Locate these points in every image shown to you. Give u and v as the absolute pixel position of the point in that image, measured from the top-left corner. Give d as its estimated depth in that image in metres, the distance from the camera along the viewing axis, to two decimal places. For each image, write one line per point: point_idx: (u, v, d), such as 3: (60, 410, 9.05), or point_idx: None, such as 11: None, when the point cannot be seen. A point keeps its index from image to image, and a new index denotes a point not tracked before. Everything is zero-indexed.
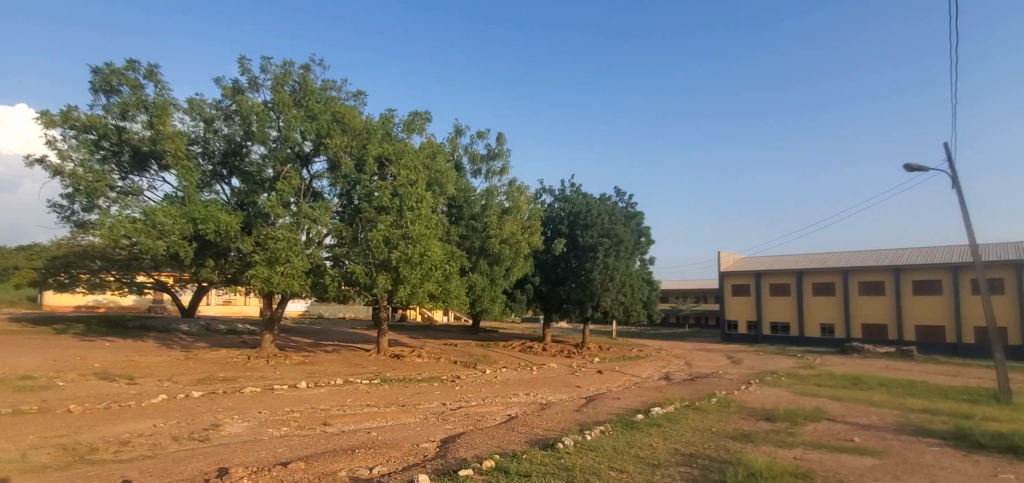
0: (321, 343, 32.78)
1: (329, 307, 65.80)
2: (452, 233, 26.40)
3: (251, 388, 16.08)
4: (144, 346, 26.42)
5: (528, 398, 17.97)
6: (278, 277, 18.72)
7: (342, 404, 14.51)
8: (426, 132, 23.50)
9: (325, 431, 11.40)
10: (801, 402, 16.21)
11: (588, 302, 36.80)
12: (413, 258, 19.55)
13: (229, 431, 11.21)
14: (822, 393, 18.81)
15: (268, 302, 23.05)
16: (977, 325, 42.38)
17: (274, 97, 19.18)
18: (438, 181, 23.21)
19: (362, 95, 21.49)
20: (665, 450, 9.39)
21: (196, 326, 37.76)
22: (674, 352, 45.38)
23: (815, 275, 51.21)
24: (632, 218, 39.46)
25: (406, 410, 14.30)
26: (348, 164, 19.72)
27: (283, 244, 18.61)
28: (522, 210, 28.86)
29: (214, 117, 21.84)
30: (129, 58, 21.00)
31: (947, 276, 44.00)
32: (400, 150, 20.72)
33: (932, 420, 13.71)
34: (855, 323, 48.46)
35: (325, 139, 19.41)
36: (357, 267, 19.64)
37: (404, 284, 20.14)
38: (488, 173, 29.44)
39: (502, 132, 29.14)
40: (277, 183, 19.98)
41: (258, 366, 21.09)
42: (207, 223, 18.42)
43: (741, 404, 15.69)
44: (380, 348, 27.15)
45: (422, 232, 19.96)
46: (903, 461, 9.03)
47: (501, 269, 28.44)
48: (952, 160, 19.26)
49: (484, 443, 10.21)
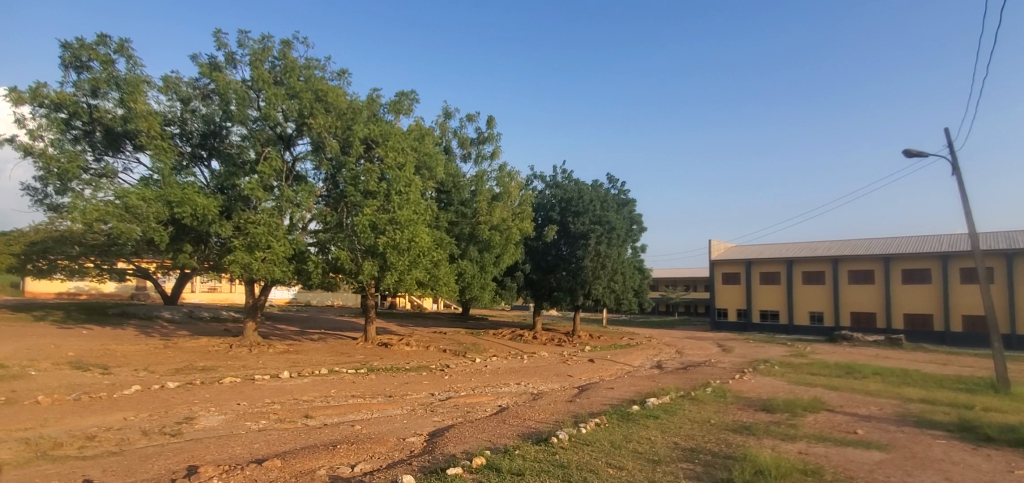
0: (307, 331, 32.03)
1: (317, 295, 64.85)
2: (442, 219, 25.72)
3: (230, 379, 15.36)
4: (123, 335, 25.53)
5: (519, 387, 17.48)
6: (259, 263, 17.94)
7: (325, 395, 13.89)
8: (414, 114, 22.69)
9: (306, 425, 10.80)
10: (798, 392, 15.95)
11: (579, 290, 36.41)
12: (400, 244, 18.82)
13: (204, 425, 10.56)
14: (817, 382, 18.61)
15: (250, 289, 22.27)
16: (965, 313, 42.76)
17: (253, 74, 18.25)
18: (426, 164, 22.47)
19: (346, 74, 20.59)
20: (664, 444, 8.91)
21: (179, 313, 36.81)
22: (665, 340, 45.32)
23: (805, 263, 51.26)
24: (625, 206, 38.99)
25: (392, 401, 13.73)
26: (332, 144, 18.88)
27: (263, 229, 17.82)
28: (512, 196, 28.27)
29: (192, 96, 20.90)
30: (99, 32, 19.91)
31: (936, 265, 44.23)
32: (386, 131, 19.92)
33: (932, 411, 13.55)
34: (843, 311, 48.68)
35: (307, 119, 18.52)
36: (342, 253, 18.94)
37: (391, 271, 19.48)
38: (478, 158, 28.69)
39: (492, 115, 28.32)
40: (257, 165, 19.11)
41: (240, 355, 20.36)
42: (183, 207, 17.56)
43: (738, 394, 15.36)
44: (367, 336, 26.53)
45: (410, 217, 19.25)
46: (913, 456, 8.84)
47: (492, 256, 27.83)
48: (953, 147, 18.97)
49: (474, 437, 9.68)
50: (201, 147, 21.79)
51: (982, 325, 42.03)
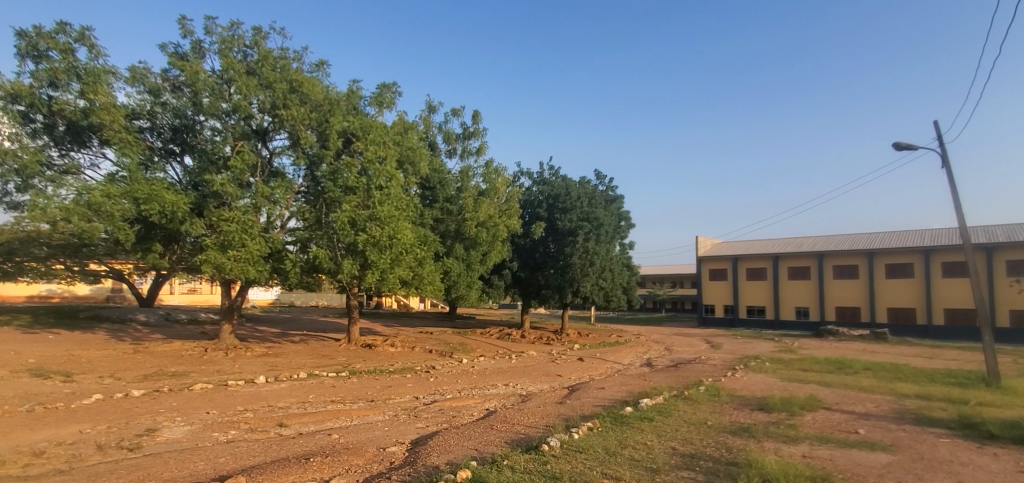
0: (288, 332, 31.10)
1: (301, 295, 63.62)
2: (426, 217, 24.96)
3: (201, 385, 14.51)
4: (91, 339, 24.39)
5: (508, 389, 16.86)
6: (232, 262, 17.02)
7: (302, 402, 13.12)
8: (397, 107, 21.90)
9: (279, 435, 10.08)
10: (793, 390, 15.59)
11: (568, 288, 35.96)
12: (381, 242, 18.05)
13: (166, 438, 9.79)
14: (810, 379, 18.30)
15: (226, 290, 21.34)
16: (948, 307, 43.13)
17: (222, 63, 17.44)
18: (409, 159, 21.74)
19: (324, 66, 19.75)
20: (661, 451, 8.39)
21: (154, 316, 35.55)
22: (653, 338, 45.10)
23: (791, 259, 51.41)
24: (613, 202, 38.59)
25: (374, 406, 13.02)
26: (308, 138, 18.09)
27: (236, 227, 16.91)
28: (499, 192, 27.69)
29: (161, 88, 19.94)
30: (59, 20, 18.90)
31: (918, 259, 44.58)
32: (366, 124, 19.20)
33: (930, 408, 13.24)
34: (829, 306, 48.91)
35: (281, 111, 17.72)
36: (320, 252, 18.15)
37: (373, 270, 18.71)
38: (463, 153, 28.00)
39: (477, 109, 27.63)
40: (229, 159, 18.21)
41: (215, 360, 19.46)
42: (150, 204, 16.56)
43: (732, 393, 14.93)
44: (351, 337, 25.70)
45: (391, 213, 18.49)
46: (920, 458, 8.42)
47: (479, 253, 27.15)
48: (942, 138, 18.81)
49: (459, 445, 9.07)
50: (173, 142, 20.90)
51: (964, 318, 42.45)
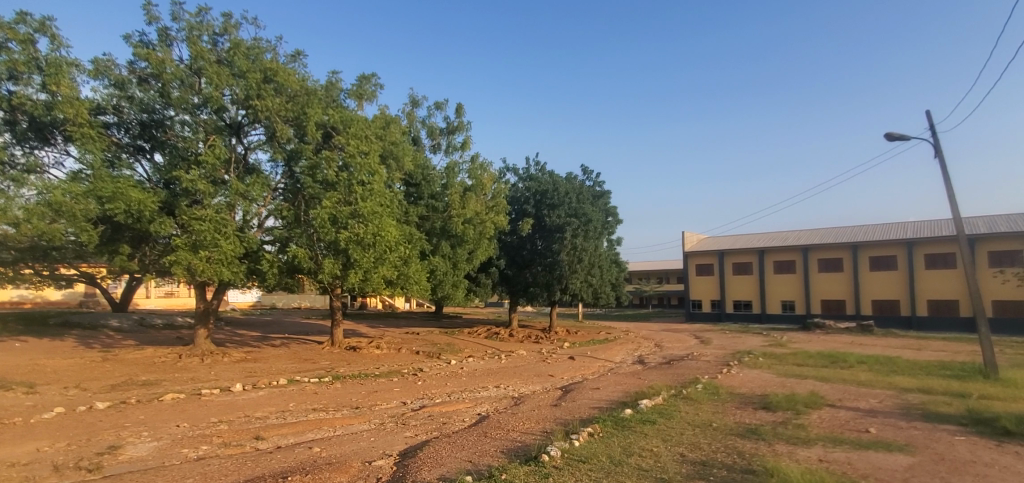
0: (269, 336, 30.05)
1: (283, 297, 62.13)
2: (411, 215, 24.13)
3: (172, 395, 13.58)
4: (58, 347, 23.11)
5: (499, 391, 16.21)
6: (205, 263, 16.03)
7: (281, 411, 12.28)
8: (378, 100, 21.05)
9: (255, 449, 9.29)
10: (793, 386, 15.21)
11: (556, 285, 35.43)
12: (364, 239, 17.25)
13: (129, 456, 8.94)
14: (806, 374, 17.99)
15: (200, 292, 20.30)
16: (931, 298, 43.60)
17: (190, 51, 16.51)
18: (392, 153, 20.93)
19: (301, 56, 18.83)
20: (670, 458, 7.79)
21: (127, 322, 34.09)
22: (642, 334, 44.89)
23: (776, 253, 51.60)
24: (600, 198, 38.17)
25: (358, 414, 12.23)
26: (285, 131, 17.22)
27: (207, 225, 15.92)
28: (486, 188, 27.00)
29: (129, 80, 18.87)
30: (18, 9, 17.75)
31: (901, 251, 45.01)
32: (347, 118, 18.46)
33: (934, 404, 12.91)
34: (814, 299, 49.18)
35: (254, 101, 16.83)
36: (299, 251, 17.27)
37: (355, 270, 17.89)
38: (448, 148, 27.23)
39: (462, 103, 26.86)
40: (200, 154, 17.23)
41: (190, 367, 18.47)
42: (114, 202, 15.48)
43: (731, 391, 14.47)
44: (334, 340, 24.78)
45: (374, 209, 17.66)
46: (941, 459, 8.00)
47: (465, 251, 26.41)
48: (934, 129, 18.64)
49: (452, 457, 8.38)
50: (142, 138, 19.86)
51: (946, 309, 42.94)
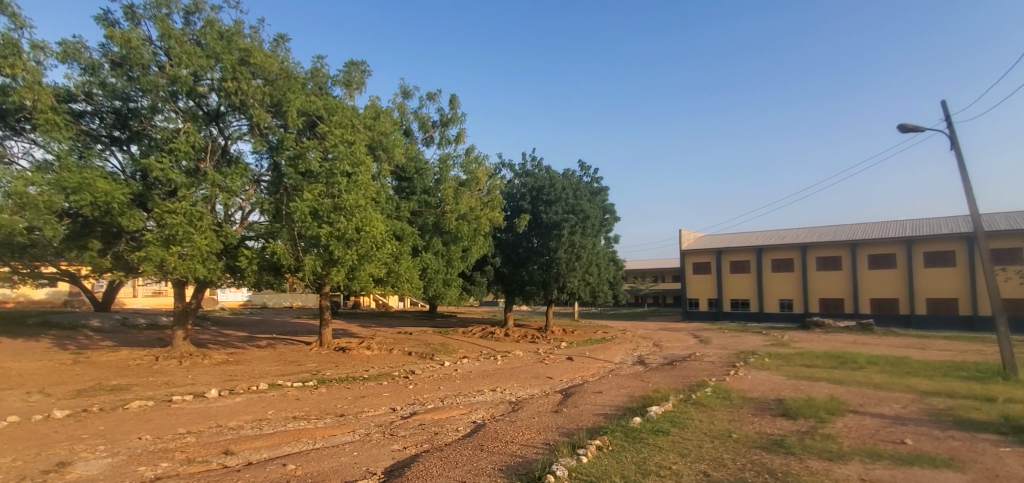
0: (255, 336, 28.93)
1: (273, 296, 60.82)
2: (402, 210, 23.07)
3: (138, 403, 12.48)
4: (29, 349, 21.90)
5: (495, 395, 15.22)
6: (177, 259, 14.94)
7: (257, 420, 11.21)
8: (365, 87, 19.97)
9: (222, 468, 8.23)
10: (808, 390, 14.34)
11: (553, 283, 34.50)
12: (347, 234, 16.25)
13: (76, 476, 7.88)
14: (819, 376, 17.13)
15: (178, 290, 19.17)
16: (929, 296, 43.06)
17: (157, 26, 15.57)
18: (382, 144, 19.91)
19: (283, 39, 17.87)
20: (693, 479, 6.82)
21: (108, 321, 32.79)
22: (639, 333, 44.09)
23: (774, 251, 50.91)
24: (598, 194, 37.24)
25: (342, 423, 11.20)
26: (263, 117, 16.25)
27: (179, 218, 14.80)
28: (480, 183, 25.98)
29: (103, 64, 17.74)
30: None
31: (900, 249, 44.41)
32: (331, 105, 17.66)
33: (962, 409, 12.07)
34: (813, 298, 48.54)
35: (229, 83, 15.85)
36: (279, 247, 16.22)
37: (340, 266, 16.90)
38: (441, 141, 26.19)
39: (455, 93, 25.80)
40: (174, 141, 16.12)
41: (166, 369, 17.37)
42: (79, 194, 14.30)
43: (744, 395, 13.55)
44: (322, 340, 23.68)
45: (359, 202, 16.62)
46: (995, 476, 7.10)
47: (459, 248, 25.37)
48: (950, 119, 17.78)
49: (444, 476, 7.38)
50: (118, 128, 18.72)
51: (946, 308, 42.38)
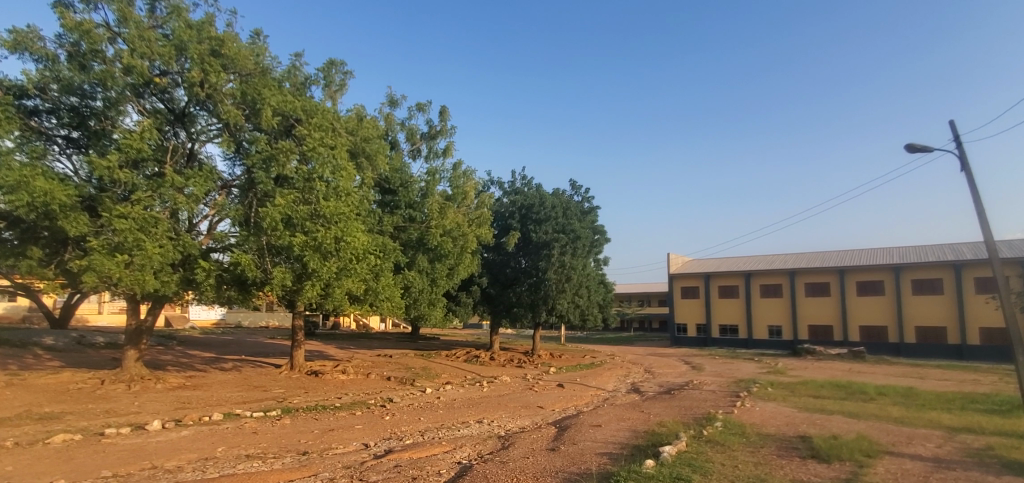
0: (221, 358, 26.82)
1: (248, 314, 58.12)
2: (384, 225, 21.64)
3: (63, 436, 10.65)
4: None
5: (482, 428, 13.63)
6: (123, 270, 13.28)
7: (202, 459, 9.52)
8: (347, 91, 18.87)
9: None
10: (827, 426, 13.05)
11: (541, 305, 33.07)
12: (323, 244, 14.79)
13: None
14: (831, 408, 15.91)
15: (131, 306, 17.27)
16: (918, 324, 42.55)
17: (113, 8, 14.66)
18: (365, 151, 18.67)
19: (258, 35, 16.73)
20: None
21: (62, 340, 30.28)
22: (628, 358, 42.72)
23: (763, 276, 50.28)
24: (589, 214, 36.19)
25: (304, 464, 9.56)
26: (233, 114, 15.02)
27: (129, 223, 13.17)
28: (468, 198, 24.69)
29: (62, 56, 16.16)
30: None
31: (889, 276, 44.01)
32: (309, 107, 16.37)
33: (1002, 448, 10.92)
34: (802, 325, 47.79)
35: (193, 74, 14.69)
36: (243, 259, 14.60)
37: (314, 281, 15.38)
38: (428, 154, 24.92)
39: (445, 104, 24.67)
40: (128, 138, 14.57)
41: (111, 396, 15.41)
42: (13, 193, 12.58)
43: (760, 432, 12.20)
44: (292, 363, 21.78)
45: (339, 210, 15.23)
46: None
47: (445, 266, 23.89)
48: (961, 140, 16.96)
49: None
50: (76, 128, 16.85)
51: (935, 336, 41.87)
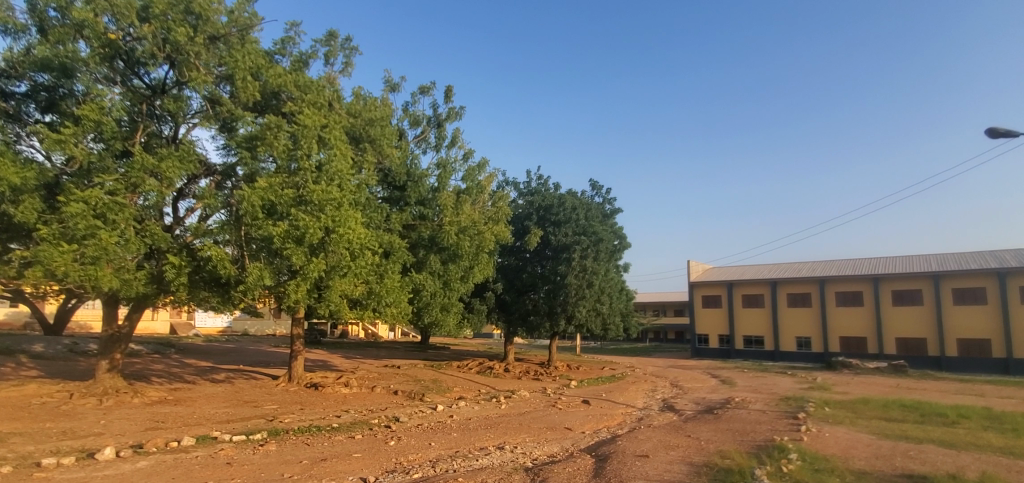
0: (216, 367, 24.81)
1: (255, 322, 56.34)
2: (393, 223, 19.53)
3: None
4: None
5: (504, 457, 11.36)
6: (72, 264, 11.35)
7: None
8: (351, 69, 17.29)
9: None
10: (928, 460, 10.59)
11: (560, 312, 30.76)
12: (308, 235, 12.75)
13: None
14: (914, 434, 13.45)
15: (107, 310, 15.36)
16: (961, 336, 39.47)
17: None
18: (368, 137, 16.87)
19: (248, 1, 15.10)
20: None
21: (52, 348, 28.42)
22: (649, 371, 40.17)
23: (790, 284, 47.48)
24: (610, 216, 33.88)
25: None
26: (199, 78, 13.57)
27: (79, 206, 11.25)
28: (484, 194, 22.61)
29: (31, 27, 14.42)
30: None
31: (927, 285, 40.97)
32: (304, 82, 15.00)
33: None
34: (833, 335, 44.86)
35: (167, 36, 13.45)
36: (219, 253, 12.63)
37: (302, 277, 13.41)
38: (438, 145, 22.91)
39: (451, 85, 22.65)
40: (82, 110, 12.68)
41: (77, 412, 13.46)
42: None
43: (852, 468, 9.81)
44: (291, 374, 19.71)
45: (329, 197, 13.22)
46: None
47: (459, 268, 21.63)
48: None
49: None
50: (51, 111, 14.99)
51: (978, 349, 38.81)
